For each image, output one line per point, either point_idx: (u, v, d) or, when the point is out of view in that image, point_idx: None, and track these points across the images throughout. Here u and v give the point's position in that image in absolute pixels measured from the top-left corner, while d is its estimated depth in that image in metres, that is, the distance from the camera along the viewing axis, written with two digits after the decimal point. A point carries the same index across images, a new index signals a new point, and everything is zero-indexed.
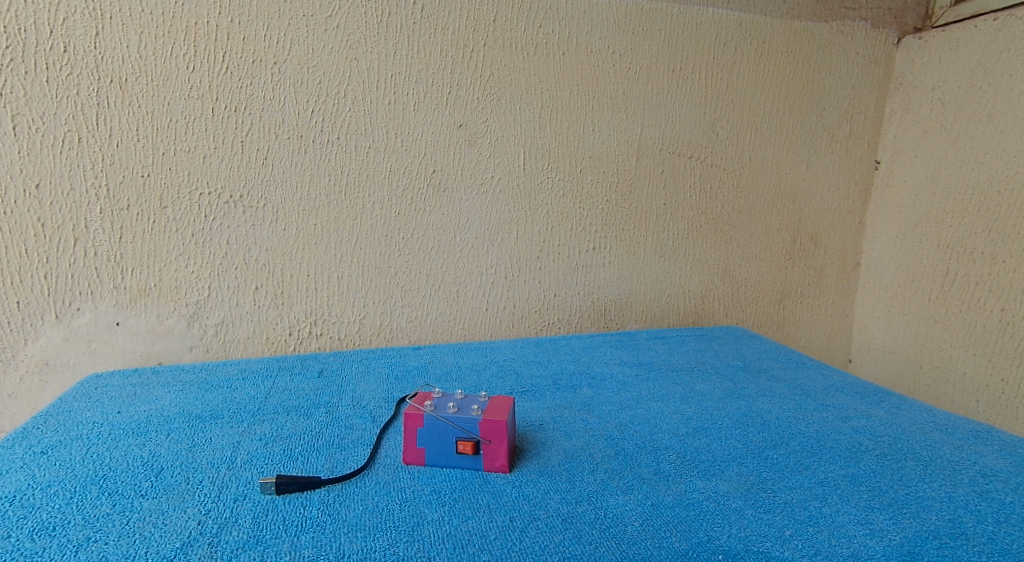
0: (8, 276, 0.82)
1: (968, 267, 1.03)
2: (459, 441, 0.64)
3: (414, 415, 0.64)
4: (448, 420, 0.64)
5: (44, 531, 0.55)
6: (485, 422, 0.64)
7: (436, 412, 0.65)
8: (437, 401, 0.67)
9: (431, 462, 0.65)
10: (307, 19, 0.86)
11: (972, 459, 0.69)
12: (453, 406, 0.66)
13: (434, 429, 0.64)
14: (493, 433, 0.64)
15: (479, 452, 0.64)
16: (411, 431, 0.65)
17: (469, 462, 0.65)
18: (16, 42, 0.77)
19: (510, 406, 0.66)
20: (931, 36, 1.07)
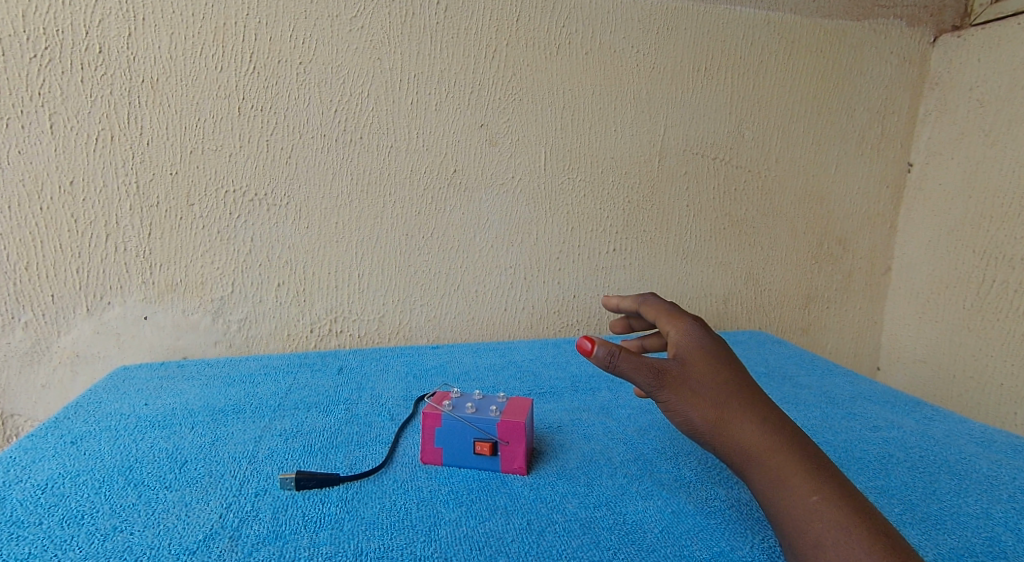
0: (42, 269, 0.84)
1: (1007, 274, 0.99)
2: (477, 441, 0.64)
3: (431, 415, 0.64)
4: (466, 421, 0.63)
5: (73, 519, 0.56)
6: (503, 423, 0.63)
7: (453, 411, 0.64)
8: (454, 401, 0.67)
9: (448, 462, 0.65)
10: (333, 19, 0.87)
11: (1010, 474, 0.66)
12: (471, 406, 0.65)
13: (451, 428, 0.64)
14: (511, 436, 0.63)
15: (497, 453, 0.64)
16: (428, 430, 0.65)
17: (487, 462, 0.65)
18: (54, 43, 0.80)
19: (529, 407, 0.66)
20: (970, 35, 1.04)
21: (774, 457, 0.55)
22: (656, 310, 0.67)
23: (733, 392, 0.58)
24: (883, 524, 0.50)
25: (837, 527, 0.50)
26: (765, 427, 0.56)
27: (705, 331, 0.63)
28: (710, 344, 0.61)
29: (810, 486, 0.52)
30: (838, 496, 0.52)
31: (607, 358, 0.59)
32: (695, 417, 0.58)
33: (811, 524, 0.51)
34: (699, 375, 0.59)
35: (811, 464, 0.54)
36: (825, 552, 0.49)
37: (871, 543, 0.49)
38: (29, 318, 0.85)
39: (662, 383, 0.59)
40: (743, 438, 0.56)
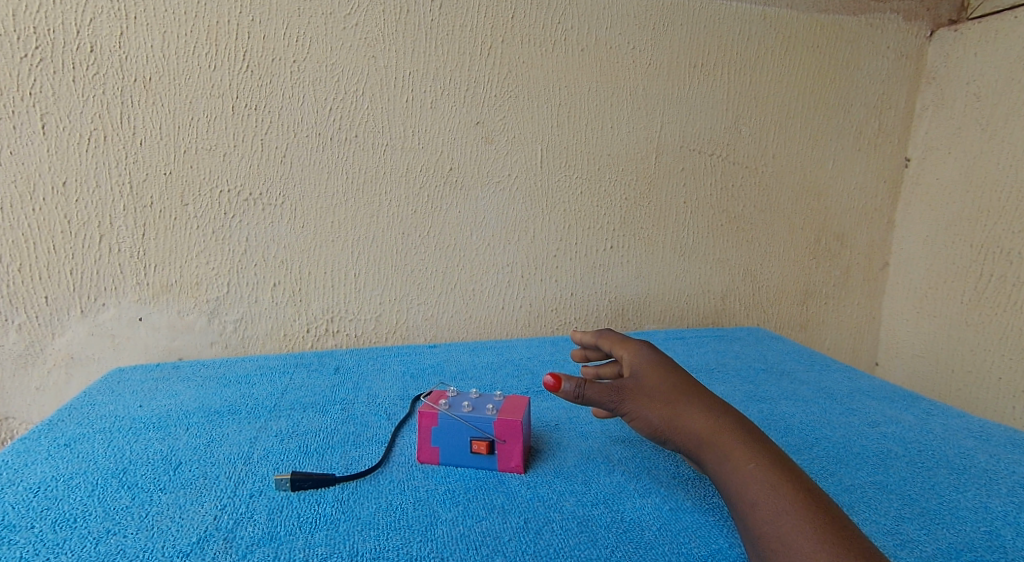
0: (35, 271, 0.84)
1: (1005, 268, 0.99)
2: (473, 441, 0.63)
3: (427, 414, 0.64)
4: (462, 419, 0.63)
5: (66, 522, 0.56)
6: (499, 422, 0.63)
7: (450, 410, 0.64)
8: (451, 399, 0.66)
9: (445, 461, 0.65)
10: (327, 17, 0.87)
11: (1009, 468, 0.66)
12: (467, 405, 0.65)
13: (448, 427, 0.64)
14: (507, 434, 0.63)
15: (493, 452, 0.64)
16: (425, 429, 0.64)
17: (484, 461, 0.64)
18: (45, 43, 0.79)
19: (526, 405, 0.65)
20: (967, 29, 1.03)
21: (718, 438, 0.56)
22: (609, 339, 0.68)
23: (682, 391, 0.60)
24: (817, 494, 0.52)
25: (773, 495, 0.51)
26: (711, 415, 0.58)
27: (653, 349, 0.65)
28: (661, 358, 0.63)
29: (750, 459, 0.54)
30: (776, 469, 0.53)
31: (572, 386, 0.60)
32: (653, 420, 0.59)
33: (750, 493, 0.52)
34: (653, 382, 0.60)
35: (753, 441, 0.55)
36: (761, 517, 0.51)
37: (804, 507, 0.50)
38: (22, 320, 0.85)
39: (621, 396, 0.60)
40: (692, 428, 0.57)
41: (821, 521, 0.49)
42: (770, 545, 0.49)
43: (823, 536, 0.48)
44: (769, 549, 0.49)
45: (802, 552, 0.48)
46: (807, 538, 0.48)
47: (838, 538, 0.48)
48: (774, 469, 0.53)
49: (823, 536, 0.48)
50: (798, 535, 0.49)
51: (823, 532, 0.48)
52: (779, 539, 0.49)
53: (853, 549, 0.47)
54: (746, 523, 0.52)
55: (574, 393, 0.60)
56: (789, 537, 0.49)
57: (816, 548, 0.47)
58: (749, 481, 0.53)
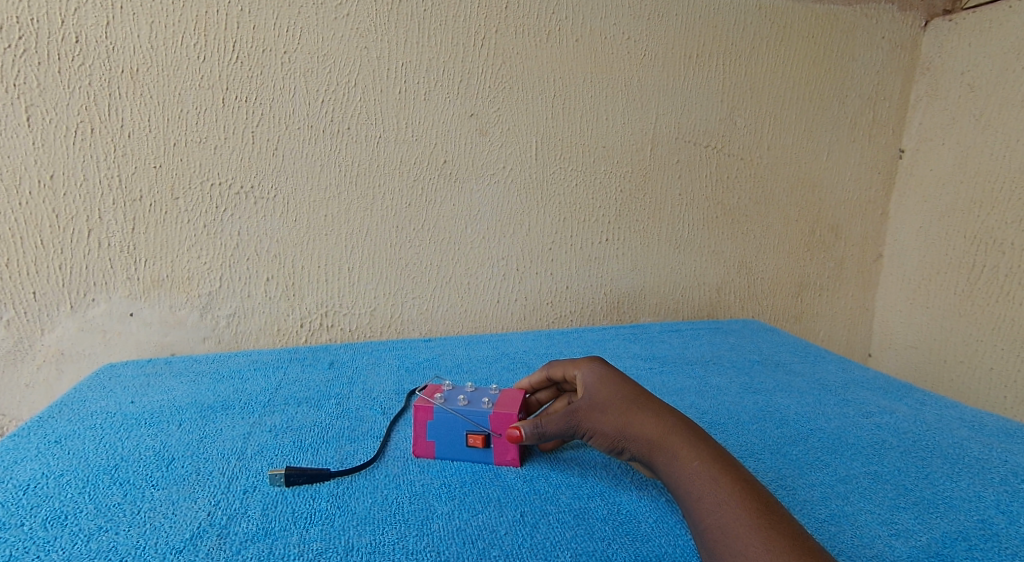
0: (23, 266, 0.83)
1: (997, 259, 0.99)
2: (469, 434, 0.63)
3: (423, 407, 0.63)
4: (458, 413, 0.63)
5: (56, 520, 0.55)
6: (494, 415, 0.62)
7: (445, 404, 0.64)
8: (447, 394, 0.66)
9: (441, 455, 0.64)
10: (317, 7, 0.85)
11: (1002, 457, 0.66)
12: (463, 398, 0.65)
13: (444, 421, 0.63)
14: (503, 428, 0.62)
15: (490, 445, 0.63)
16: (420, 424, 0.64)
17: (480, 454, 0.64)
18: (29, 33, 0.78)
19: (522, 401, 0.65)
20: (961, 19, 1.03)
21: (668, 441, 0.56)
22: (559, 361, 0.66)
23: (633, 400, 0.59)
24: (759, 488, 0.51)
25: (715, 490, 0.51)
26: (662, 419, 0.57)
27: (603, 363, 0.64)
28: (612, 374, 0.62)
29: (695, 455, 0.54)
30: (721, 465, 0.53)
31: (529, 429, 0.60)
32: (609, 433, 0.58)
33: (695, 489, 0.52)
34: (605, 397, 0.60)
35: (700, 440, 0.55)
36: (704, 510, 0.51)
37: (745, 500, 0.50)
38: (11, 316, 0.84)
39: (577, 417, 0.59)
40: (643, 435, 0.57)
41: (761, 513, 0.49)
42: (712, 536, 0.49)
43: (762, 525, 0.48)
44: (712, 539, 0.49)
45: (741, 542, 0.47)
46: (744, 528, 0.48)
47: (777, 527, 0.48)
48: (719, 465, 0.53)
49: (763, 526, 0.48)
50: (736, 527, 0.48)
51: (761, 522, 0.48)
52: (720, 530, 0.49)
53: (791, 537, 0.47)
54: (692, 516, 0.51)
55: (534, 435, 0.60)
56: (728, 528, 0.49)
57: (753, 537, 0.47)
58: (693, 478, 0.53)
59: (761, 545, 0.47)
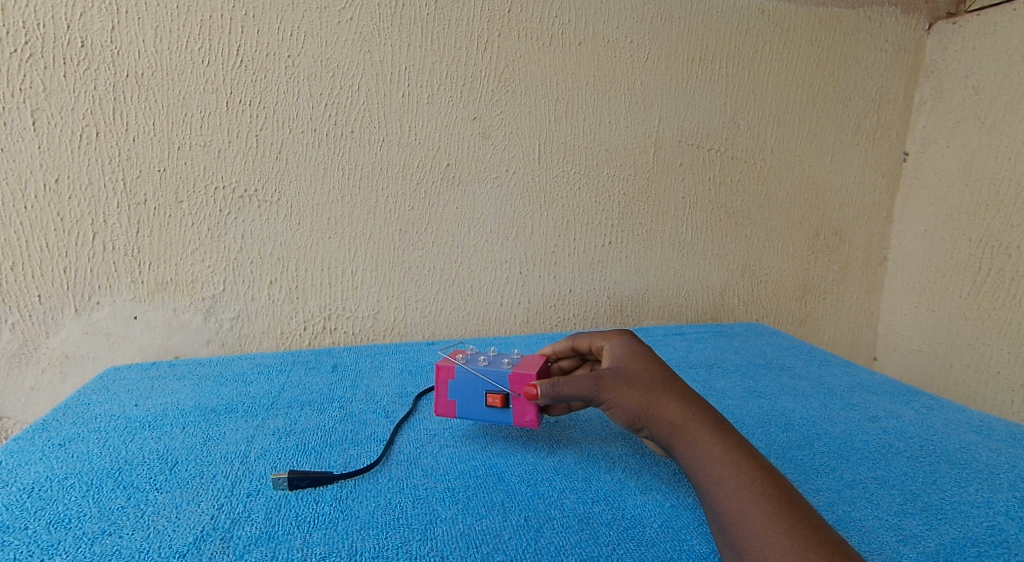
0: (28, 269, 0.83)
1: (1003, 262, 0.99)
2: (489, 394, 0.64)
3: (444, 365, 0.66)
4: (477, 372, 0.64)
5: (60, 523, 0.55)
6: (512, 375, 0.63)
7: (466, 363, 0.65)
8: (469, 356, 0.68)
9: (461, 415, 0.66)
10: (321, 11, 0.86)
11: (1010, 462, 0.66)
12: (484, 360, 0.66)
13: (463, 379, 0.65)
14: (521, 388, 0.63)
15: (509, 406, 0.64)
16: (441, 382, 0.66)
17: (499, 416, 0.64)
18: (35, 38, 0.78)
19: (545, 364, 0.65)
20: (965, 21, 1.03)
21: (690, 426, 0.57)
22: (586, 333, 0.68)
23: (660, 380, 0.60)
24: (778, 477, 0.53)
25: (736, 477, 0.53)
26: (686, 403, 0.58)
27: (632, 341, 0.65)
28: (641, 351, 0.64)
29: (716, 442, 0.55)
30: (741, 453, 0.54)
31: (545, 389, 0.60)
32: (631, 408, 0.59)
33: (715, 473, 0.53)
34: (631, 373, 0.61)
35: (721, 428, 0.57)
36: (723, 493, 0.52)
37: (765, 489, 0.51)
38: (16, 320, 0.84)
39: (601, 386, 0.60)
40: (666, 416, 0.58)
41: (780, 502, 0.51)
42: (729, 519, 0.51)
43: (782, 514, 0.50)
44: (728, 522, 0.51)
45: (759, 528, 0.49)
46: (763, 516, 0.50)
47: (796, 516, 0.50)
48: (740, 453, 0.54)
49: (782, 514, 0.50)
50: (755, 513, 0.50)
51: (781, 510, 0.50)
52: (738, 514, 0.51)
53: (808, 525, 0.49)
54: (708, 499, 0.53)
55: (548, 397, 0.61)
56: (747, 512, 0.50)
57: (772, 525, 0.49)
58: (714, 462, 0.54)
59: (780, 533, 0.49)
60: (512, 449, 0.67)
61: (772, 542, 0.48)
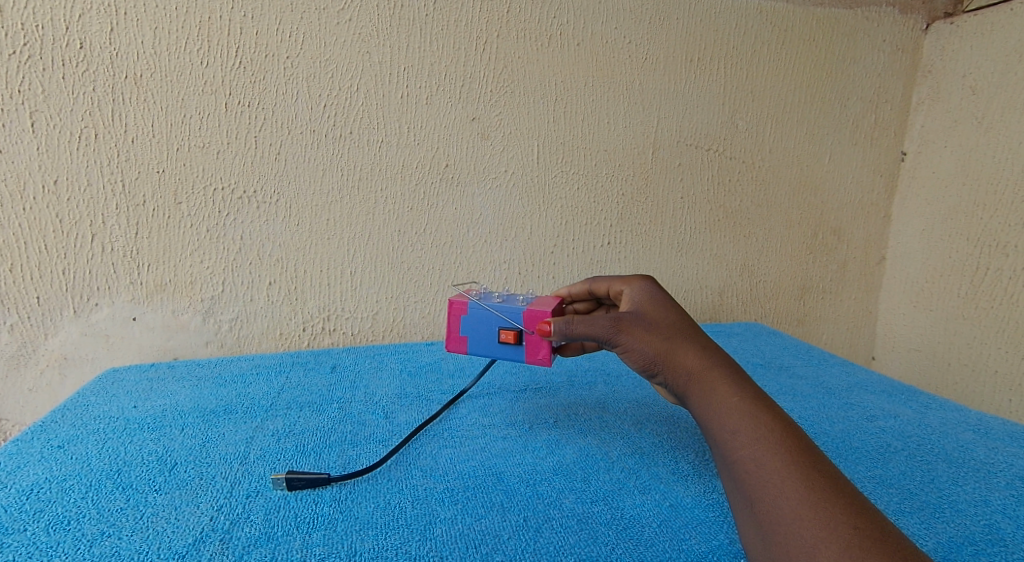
0: (27, 271, 0.83)
1: (1001, 261, 0.99)
2: (502, 330, 0.66)
3: (458, 302, 0.67)
4: (491, 307, 0.66)
5: (59, 525, 0.55)
6: (526, 312, 0.64)
7: (480, 301, 0.67)
8: (483, 296, 0.69)
9: (472, 352, 0.67)
10: (320, 12, 0.86)
11: (1008, 462, 0.66)
12: (498, 299, 0.68)
13: (477, 316, 0.67)
14: (536, 325, 0.64)
15: (521, 343, 0.65)
16: (454, 318, 0.67)
17: (511, 352, 0.66)
18: (34, 39, 0.78)
19: (559, 304, 0.67)
20: (963, 21, 1.03)
21: (709, 375, 0.57)
22: (605, 278, 0.70)
23: (680, 327, 0.60)
24: (795, 428, 0.53)
25: (754, 426, 0.53)
26: (705, 351, 0.58)
27: (653, 288, 0.66)
28: (661, 297, 0.64)
29: (734, 392, 0.55)
30: (758, 403, 0.54)
31: (559, 327, 0.61)
32: (648, 352, 0.59)
33: (731, 422, 0.54)
34: (650, 319, 0.61)
35: (739, 378, 0.57)
36: (739, 443, 0.52)
37: (783, 439, 0.52)
38: (14, 321, 0.84)
39: (620, 328, 0.60)
40: (684, 363, 0.58)
41: (798, 453, 0.51)
42: (745, 468, 0.51)
43: (800, 464, 0.50)
44: (744, 472, 0.51)
45: (776, 477, 0.50)
46: (780, 465, 0.50)
47: (813, 465, 0.50)
48: (759, 404, 0.54)
49: (800, 464, 0.50)
50: (771, 463, 0.50)
51: (798, 461, 0.50)
52: (755, 463, 0.51)
53: (826, 475, 0.50)
54: (723, 448, 0.53)
55: (561, 335, 0.62)
56: (764, 461, 0.51)
57: (789, 474, 0.50)
58: (732, 412, 0.54)
59: (796, 483, 0.49)
60: (511, 449, 0.67)
61: (789, 492, 0.49)
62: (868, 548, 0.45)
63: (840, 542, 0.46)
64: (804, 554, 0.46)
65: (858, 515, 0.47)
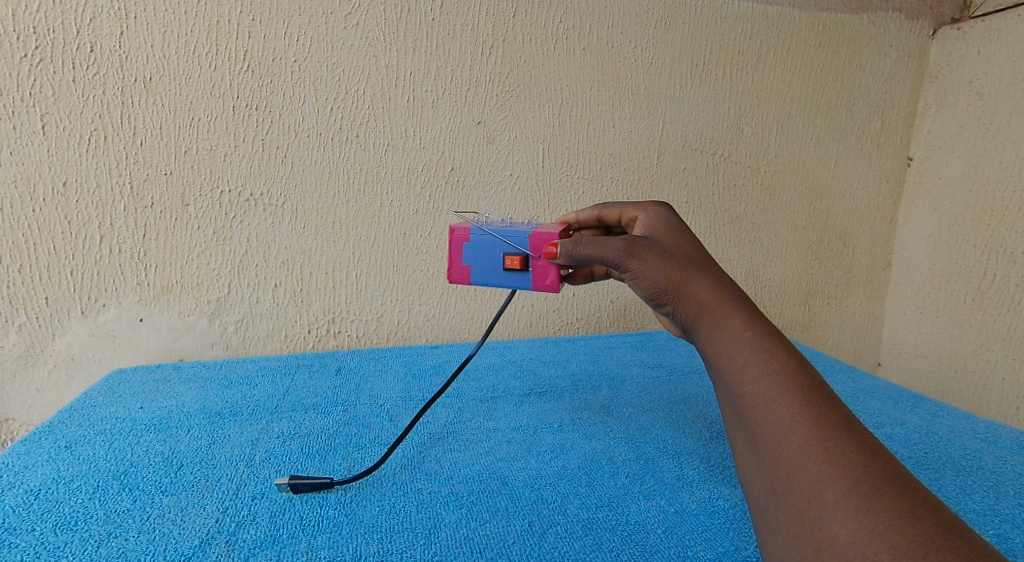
0: (36, 271, 0.84)
1: (1008, 268, 0.99)
2: (507, 256, 0.66)
3: (461, 230, 0.68)
4: (494, 234, 0.67)
5: (67, 525, 0.56)
6: (530, 236, 0.65)
7: (483, 228, 0.68)
8: (485, 223, 0.70)
9: (477, 281, 0.68)
10: (327, 16, 0.86)
11: (1015, 470, 0.66)
12: (500, 226, 0.68)
13: (480, 243, 0.67)
14: (541, 249, 0.64)
15: (528, 268, 0.65)
16: (457, 247, 0.68)
17: (519, 280, 0.66)
18: (45, 42, 0.79)
19: (566, 228, 0.67)
20: (970, 27, 1.03)
21: (721, 308, 0.56)
22: (617, 205, 0.68)
23: (695, 258, 0.59)
24: (806, 365, 0.53)
25: (765, 360, 0.52)
26: (719, 285, 0.57)
27: (670, 215, 0.64)
28: (677, 226, 0.63)
29: (747, 326, 0.55)
30: (772, 339, 0.54)
31: (566, 248, 0.61)
32: (659, 281, 0.58)
33: (741, 357, 0.53)
34: (665, 248, 0.60)
35: (751, 313, 0.56)
36: (748, 376, 0.52)
37: (794, 375, 0.52)
38: (22, 322, 0.84)
39: (632, 254, 0.59)
40: (696, 294, 0.57)
41: (810, 391, 0.51)
42: (751, 402, 0.51)
43: (810, 402, 0.50)
44: (751, 407, 0.51)
45: (785, 413, 0.50)
46: (790, 401, 0.50)
47: (823, 404, 0.50)
48: (771, 339, 0.54)
49: (810, 401, 0.50)
50: (781, 399, 0.50)
51: (810, 400, 0.50)
52: (762, 397, 0.51)
53: (835, 413, 0.50)
54: (730, 379, 0.53)
55: (568, 257, 0.61)
56: (772, 396, 0.51)
57: (798, 410, 0.50)
58: (743, 345, 0.54)
59: (806, 420, 0.49)
60: (515, 453, 0.67)
61: (798, 428, 0.49)
62: (877, 487, 0.46)
63: (848, 479, 0.47)
64: (813, 490, 0.47)
65: (866, 453, 0.48)
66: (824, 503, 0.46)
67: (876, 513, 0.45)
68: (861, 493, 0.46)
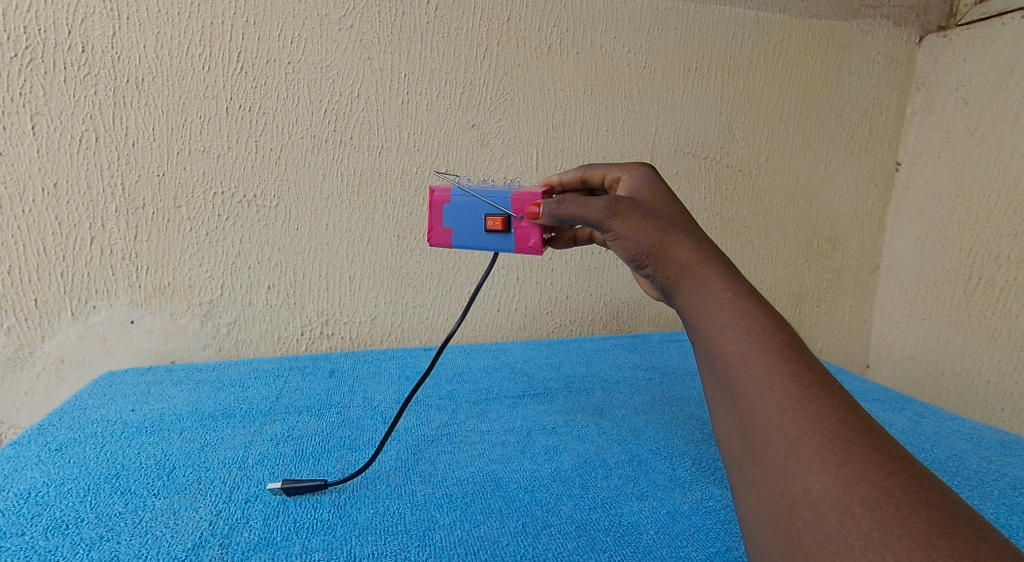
0: (25, 273, 0.83)
1: (994, 271, 1.00)
2: (489, 217, 0.66)
3: (441, 191, 0.67)
4: (476, 194, 0.66)
5: (58, 529, 0.55)
6: (514, 197, 0.64)
7: (464, 189, 0.67)
8: (464, 183, 0.69)
9: (457, 243, 0.68)
10: (322, 18, 0.86)
11: (1001, 471, 0.67)
12: (480, 186, 0.68)
13: (461, 205, 0.67)
14: (524, 210, 0.64)
15: (511, 230, 0.65)
16: (438, 209, 0.67)
17: (500, 241, 0.66)
18: (36, 43, 0.78)
19: (548, 189, 0.66)
20: (956, 34, 1.05)
21: (702, 269, 0.56)
22: (601, 166, 0.67)
23: (678, 220, 0.59)
24: (785, 324, 0.53)
25: (744, 320, 0.53)
26: (701, 246, 0.57)
27: (654, 176, 0.63)
28: (661, 188, 0.62)
29: (728, 288, 0.55)
30: (751, 299, 0.54)
31: (549, 208, 0.61)
32: (642, 242, 0.58)
33: (721, 317, 0.53)
34: (649, 208, 0.60)
35: (732, 273, 0.56)
36: (727, 337, 0.52)
37: (773, 334, 0.52)
38: (11, 324, 0.84)
39: (615, 215, 0.58)
40: (679, 255, 0.57)
41: (788, 351, 0.51)
42: (731, 361, 0.52)
43: (788, 359, 0.50)
44: (730, 367, 0.52)
45: (764, 372, 0.50)
46: (768, 360, 0.50)
47: (800, 361, 0.51)
48: (750, 299, 0.54)
49: (788, 359, 0.51)
50: (759, 359, 0.51)
51: (788, 359, 0.51)
52: (741, 356, 0.51)
53: (812, 370, 0.50)
54: (711, 341, 0.53)
55: (550, 217, 0.61)
56: (750, 355, 0.51)
57: (776, 367, 0.50)
58: (723, 306, 0.54)
59: (784, 378, 0.50)
60: (510, 455, 0.67)
61: (776, 387, 0.49)
62: (853, 443, 0.46)
63: (824, 435, 0.47)
64: (789, 450, 0.47)
65: (843, 410, 0.48)
66: (799, 459, 0.47)
67: (850, 467, 0.46)
68: (836, 449, 0.46)
